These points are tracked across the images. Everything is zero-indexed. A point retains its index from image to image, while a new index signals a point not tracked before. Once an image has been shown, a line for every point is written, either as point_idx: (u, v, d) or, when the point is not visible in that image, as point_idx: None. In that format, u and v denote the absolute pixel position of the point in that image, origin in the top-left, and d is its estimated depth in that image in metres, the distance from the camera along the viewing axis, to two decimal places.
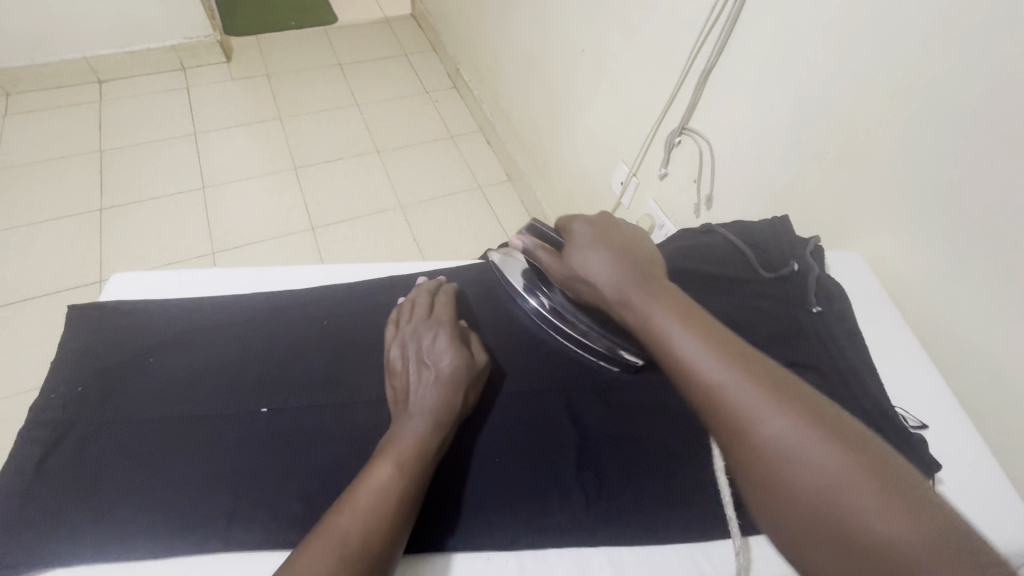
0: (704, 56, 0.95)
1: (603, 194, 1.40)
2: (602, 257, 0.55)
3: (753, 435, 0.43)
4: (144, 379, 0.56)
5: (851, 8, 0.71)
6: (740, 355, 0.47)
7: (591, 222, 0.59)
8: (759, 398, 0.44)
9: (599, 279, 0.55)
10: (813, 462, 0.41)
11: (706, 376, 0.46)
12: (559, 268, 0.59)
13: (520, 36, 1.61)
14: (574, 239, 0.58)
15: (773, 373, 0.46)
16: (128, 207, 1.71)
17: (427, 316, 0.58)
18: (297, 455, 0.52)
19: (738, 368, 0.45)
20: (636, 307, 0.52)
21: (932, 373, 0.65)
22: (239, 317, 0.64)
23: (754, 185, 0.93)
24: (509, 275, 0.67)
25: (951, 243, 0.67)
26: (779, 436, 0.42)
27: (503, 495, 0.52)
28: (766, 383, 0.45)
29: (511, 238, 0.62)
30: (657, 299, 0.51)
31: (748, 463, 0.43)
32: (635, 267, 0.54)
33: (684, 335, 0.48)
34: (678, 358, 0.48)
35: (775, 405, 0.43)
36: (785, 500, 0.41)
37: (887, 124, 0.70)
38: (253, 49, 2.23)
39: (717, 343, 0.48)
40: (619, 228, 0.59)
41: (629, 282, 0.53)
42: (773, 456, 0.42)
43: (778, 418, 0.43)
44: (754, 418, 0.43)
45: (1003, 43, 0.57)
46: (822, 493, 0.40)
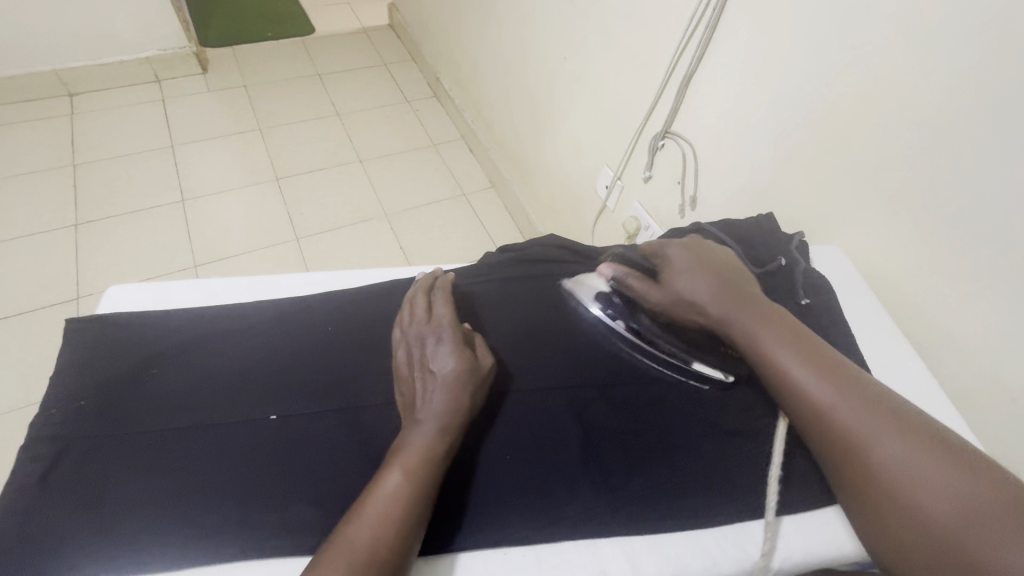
0: (684, 62, 0.98)
1: (588, 198, 1.42)
2: (702, 283, 0.58)
3: (867, 456, 0.48)
4: (146, 390, 0.56)
5: (822, 15, 0.75)
6: (853, 382, 0.51)
7: (683, 246, 0.61)
8: (874, 423, 0.48)
9: (705, 306, 0.57)
10: (930, 486, 0.45)
11: (821, 401, 0.51)
12: (656, 293, 0.59)
13: (500, 45, 1.63)
14: (670, 265, 0.60)
15: (892, 401, 0.50)
16: (104, 222, 1.67)
17: (428, 320, 0.58)
18: (308, 459, 0.52)
19: (855, 396, 0.50)
20: (743, 333, 0.56)
21: (913, 359, 0.69)
22: (239, 326, 0.63)
23: (737, 186, 0.97)
24: (582, 298, 0.65)
25: (927, 234, 0.70)
26: (894, 459, 0.47)
27: (513, 491, 0.53)
28: (881, 409, 0.49)
29: (601, 267, 0.62)
30: (763, 327, 0.55)
31: (863, 482, 0.48)
32: (738, 296, 0.57)
33: (796, 364, 0.53)
34: (791, 385, 0.52)
35: (892, 433, 0.48)
36: (898, 518, 0.46)
37: (859, 124, 0.74)
38: (230, 60, 2.21)
39: (831, 371, 0.52)
40: (712, 251, 0.61)
41: (733, 311, 0.57)
42: (887, 476, 0.47)
43: (896, 444, 0.47)
44: (868, 441, 0.48)
45: (963, 45, 0.61)
46: (939, 516, 0.44)
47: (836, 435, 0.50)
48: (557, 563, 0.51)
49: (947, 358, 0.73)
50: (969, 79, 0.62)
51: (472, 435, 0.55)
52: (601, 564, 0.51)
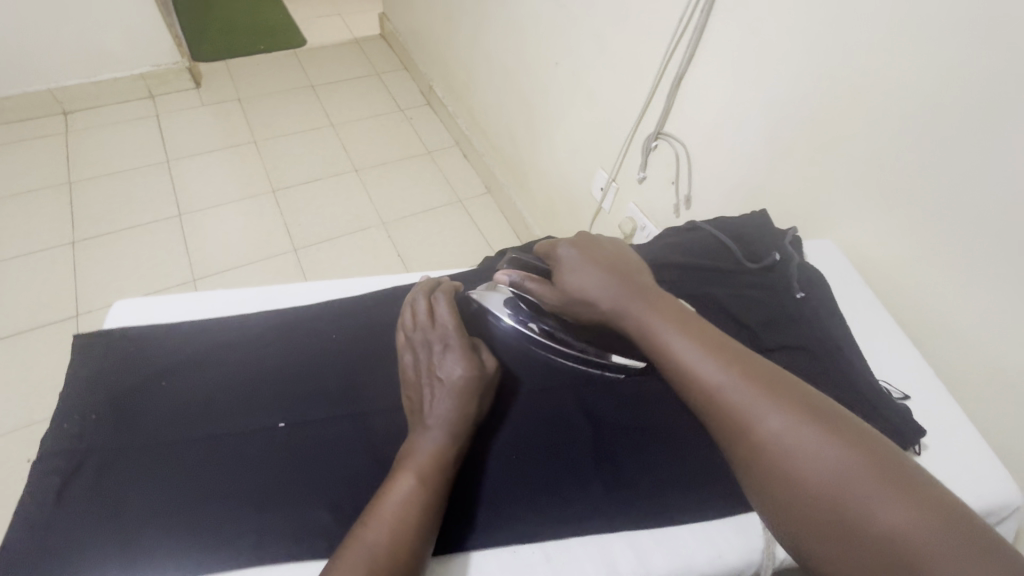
0: (676, 63, 1.00)
1: (583, 201, 1.44)
2: (594, 276, 0.59)
3: (753, 432, 0.49)
4: (157, 402, 0.56)
5: (809, 14, 0.77)
6: (735, 360, 0.52)
7: (572, 243, 0.62)
8: (760, 400, 0.49)
9: (599, 299, 0.58)
10: (814, 456, 0.46)
11: (707, 381, 0.52)
12: (552, 295, 0.60)
13: (492, 52, 1.65)
14: (562, 263, 0.61)
15: (772, 375, 0.51)
16: (102, 238, 1.67)
17: (432, 324, 0.58)
18: (320, 465, 0.53)
19: (736, 372, 0.51)
20: (636, 320, 0.57)
21: (909, 348, 0.70)
22: (246, 336, 0.64)
23: (730, 184, 0.98)
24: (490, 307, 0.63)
25: (919, 224, 0.72)
26: (782, 433, 0.48)
27: (523, 489, 0.54)
28: (764, 384, 0.50)
29: (498, 274, 0.63)
30: (656, 313, 0.56)
31: (754, 461, 0.49)
32: (630, 284, 0.59)
33: (687, 348, 0.53)
34: (685, 371, 0.53)
35: (770, 406, 0.49)
36: (788, 492, 0.47)
37: (849, 120, 0.76)
38: (223, 74, 2.23)
39: (719, 353, 0.53)
40: (600, 246, 0.62)
41: (624, 301, 0.57)
42: (776, 453, 0.48)
43: (776, 416, 0.48)
44: (758, 420, 0.49)
45: (947, 41, 0.63)
46: (823, 485, 0.45)
47: (729, 417, 0.50)
48: (567, 560, 0.51)
49: (942, 346, 0.74)
50: (957, 72, 0.63)
51: (482, 437, 0.57)
52: (611, 560, 0.52)
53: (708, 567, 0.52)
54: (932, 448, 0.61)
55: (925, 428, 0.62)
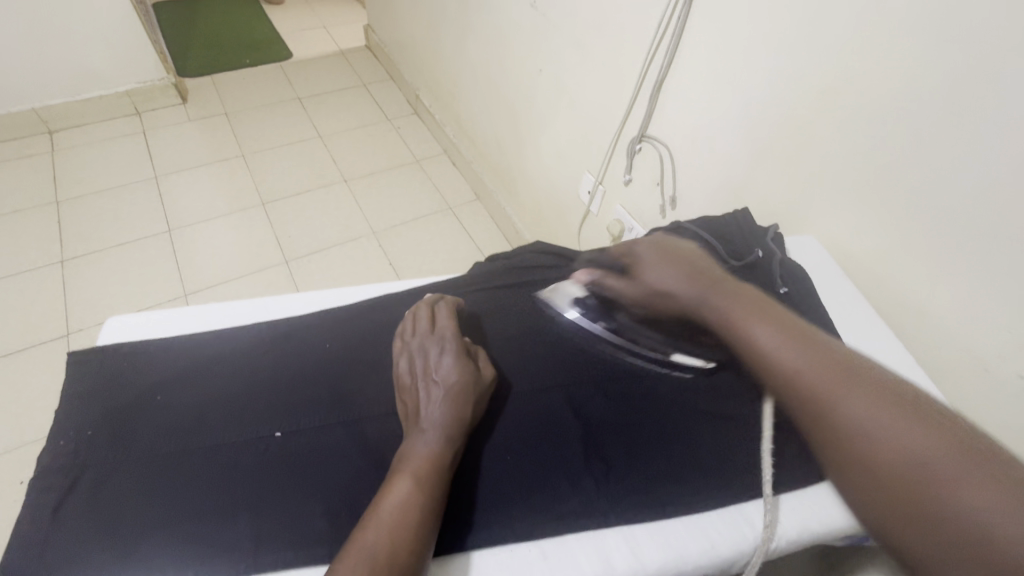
0: (655, 68, 1.02)
1: (571, 204, 1.46)
2: (672, 271, 0.59)
3: (835, 418, 0.48)
4: (152, 416, 0.57)
5: (781, 18, 0.79)
6: (821, 351, 0.51)
7: (651, 240, 0.63)
8: (841, 384, 0.49)
9: (679, 292, 0.58)
10: (900, 442, 0.44)
11: (788, 369, 0.51)
12: (632, 290, 0.61)
13: (477, 61, 1.67)
14: (639, 259, 0.62)
15: (861, 365, 0.50)
16: (91, 256, 1.67)
17: (431, 331, 0.60)
18: (315, 473, 0.54)
19: (820, 361, 0.50)
20: (714, 311, 0.56)
21: (889, 338, 0.72)
22: (239, 348, 0.65)
23: (713, 183, 1.00)
24: (561, 307, 0.67)
25: (895, 216, 0.74)
26: (863, 416, 0.47)
27: (518, 488, 0.55)
28: (848, 370, 0.49)
29: (577, 274, 0.65)
30: (737, 304, 0.56)
31: (836, 444, 0.48)
32: (709, 278, 0.58)
33: (767, 336, 0.53)
34: (762, 357, 0.53)
35: (856, 395, 0.48)
36: (872, 474, 0.46)
37: (824, 118, 0.78)
38: (209, 89, 2.23)
39: (801, 342, 0.52)
40: (677, 244, 0.62)
41: (702, 292, 0.57)
42: (858, 435, 0.47)
43: (860, 404, 0.47)
44: (837, 403, 0.48)
45: (910, 42, 0.66)
46: (908, 466, 0.44)
47: (807, 399, 0.50)
48: (563, 557, 0.53)
49: (922, 335, 0.76)
50: (923, 70, 0.66)
51: (475, 440, 0.57)
52: (606, 555, 0.53)
53: (701, 558, 0.53)
54: None
55: None
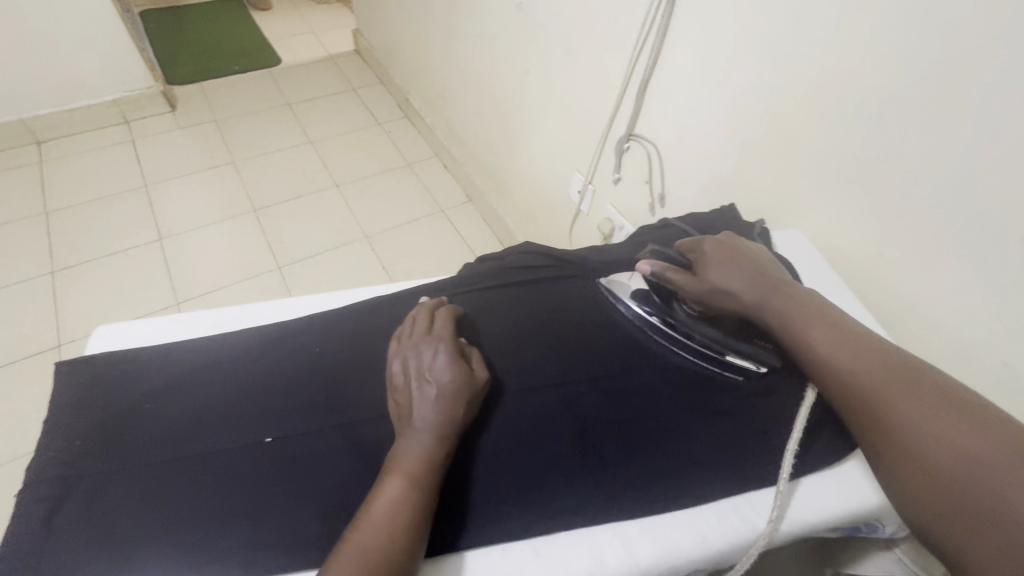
0: (641, 67, 1.03)
1: (561, 204, 1.46)
2: (736, 272, 0.62)
3: (882, 417, 0.50)
4: (143, 424, 0.57)
5: (763, 16, 0.80)
6: (872, 353, 0.53)
7: (716, 241, 0.66)
8: (896, 386, 0.50)
9: (741, 291, 0.61)
10: (941, 441, 0.46)
11: (842, 370, 0.54)
12: (693, 285, 0.63)
13: (466, 63, 1.68)
14: (705, 259, 0.65)
15: (923, 367, 0.51)
16: (81, 267, 1.66)
17: (427, 332, 0.60)
18: (308, 477, 0.54)
19: (870, 364, 0.53)
20: (775, 313, 0.59)
21: (876, 330, 0.73)
22: (229, 354, 0.64)
23: (701, 180, 1.01)
24: (620, 296, 0.68)
25: (880, 208, 0.75)
26: (916, 417, 0.48)
27: (512, 486, 0.55)
28: (905, 371, 0.51)
29: (641, 262, 0.65)
30: (799, 307, 0.58)
31: (886, 443, 0.50)
32: (771, 281, 0.62)
33: (822, 339, 0.56)
34: (819, 360, 0.56)
35: (904, 396, 0.50)
36: (920, 472, 0.47)
37: (808, 114, 0.79)
38: (198, 96, 2.22)
39: (862, 345, 0.54)
40: (741, 246, 0.66)
41: (766, 295, 0.60)
42: (909, 434, 0.48)
43: (906, 404, 0.49)
44: (890, 403, 0.50)
45: (889, 38, 0.67)
46: (947, 463, 0.45)
47: (861, 401, 0.52)
48: (556, 554, 0.53)
49: (908, 325, 0.77)
50: (902, 65, 0.67)
51: (468, 440, 0.57)
52: (598, 551, 0.53)
53: (693, 551, 0.54)
54: None
55: None
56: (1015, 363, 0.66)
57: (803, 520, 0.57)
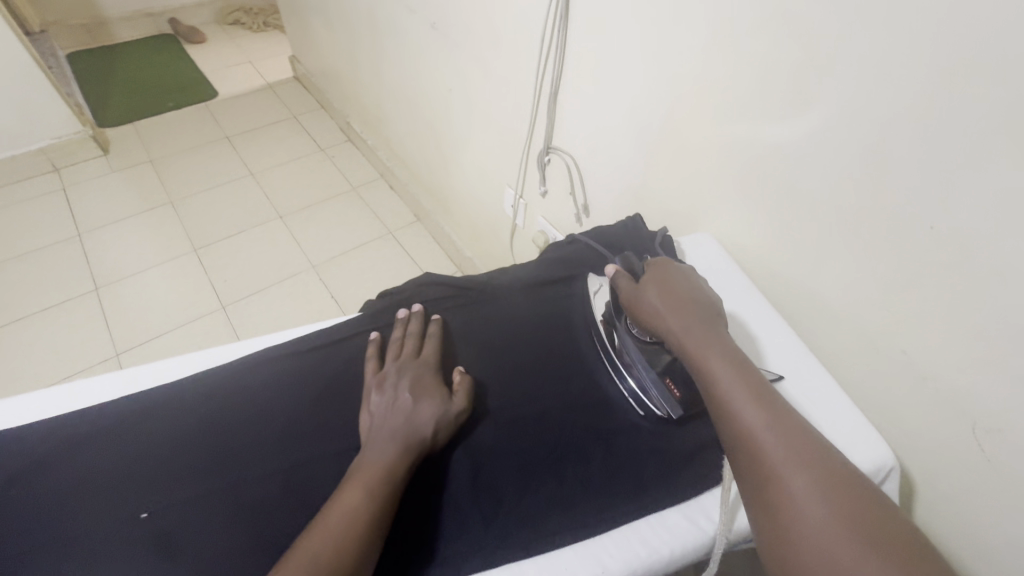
0: (549, 80, 1.02)
1: (500, 220, 1.45)
2: (665, 300, 0.61)
3: (778, 479, 0.48)
4: (10, 513, 0.54)
5: (647, 26, 0.80)
6: (777, 409, 0.52)
7: (665, 264, 0.65)
8: (793, 456, 0.48)
9: (666, 316, 0.60)
10: (830, 520, 0.45)
11: (745, 420, 0.52)
12: (632, 300, 0.64)
13: (395, 84, 1.65)
14: (650, 278, 0.64)
15: (812, 435, 0.50)
16: (12, 326, 1.59)
17: (414, 357, 0.63)
18: (185, 549, 0.52)
19: (775, 422, 0.51)
20: (690, 350, 0.58)
21: (782, 329, 0.74)
22: (104, 425, 0.60)
23: (616, 188, 1.01)
24: (595, 303, 0.70)
25: (775, 208, 0.76)
26: (804, 491, 0.46)
27: (405, 534, 0.53)
28: (798, 436, 0.50)
29: (607, 265, 0.68)
30: (716, 349, 0.57)
31: (769, 508, 0.48)
32: (697, 312, 0.60)
33: (732, 385, 0.54)
34: (724, 404, 0.53)
35: (800, 464, 0.48)
36: (792, 541, 0.45)
37: (701, 119, 0.80)
38: (131, 137, 2.16)
39: (765, 400, 0.53)
40: (688, 276, 0.64)
41: (687, 324, 0.59)
42: (794, 505, 0.46)
43: (803, 474, 0.47)
44: (783, 471, 0.48)
45: (757, 41, 0.68)
46: (831, 542, 0.44)
47: (755, 455, 0.50)
48: None
49: (814, 320, 0.78)
50: (772, 68, 0.68)
51: (433, 464, 0.58)
52: None
53: None
54: None
55: (796, 406, 0.66)
56: (913, 352, 0.67)
57: (737, 531, 0.57)
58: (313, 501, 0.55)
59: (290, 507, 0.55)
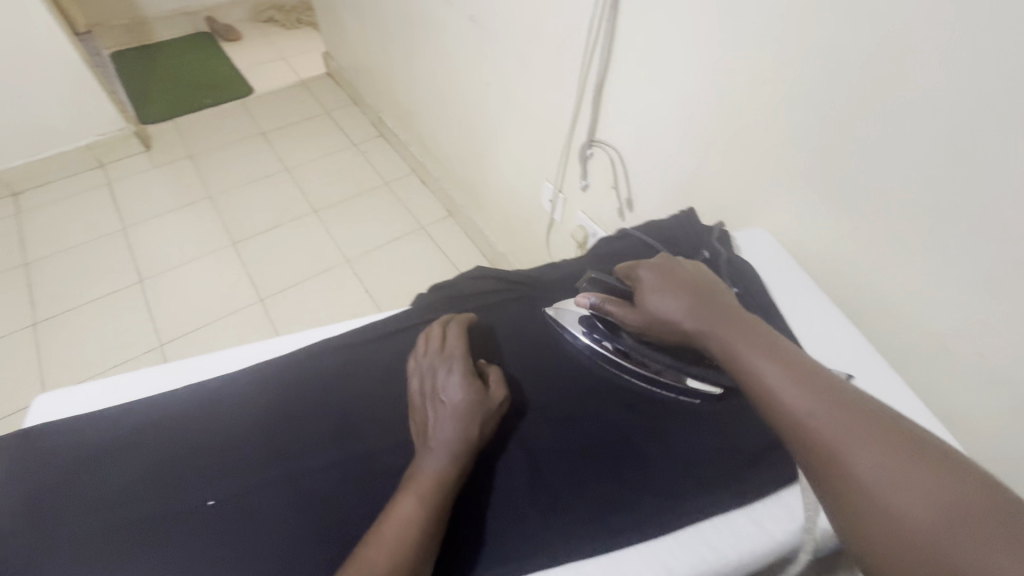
0: (594, 71, 1.00)
1: (536, 214, 1.44)
2: (676, 297, 0.58)
3: (843, 462, 0.43)
4: (80, 496, 0.55)
5: (701, 16, 0.78)
6: (822, 383, 0.47)
7: (651, 265, 0.62)
8: (852, 430, 0.43)
9: (680, 318, 0.57)
10: (916, 494, 0.40)
11: (789, 402, 0.47)
12: (632, 317, 0.60)
13: (430, 78, 1.65)
14: (642, 284, 0.61)
15: (867, 404, 0.45)
16: (63, 316, 1.65)
17: (442, 350, 0.60)
18: (251, 537, 0.52)
19: (823, 396, 0.46)
20: (717, 338, 0.54)
21: (847, 329, 0.71)
22: (172, 413, 0.62)
23: (663, 182, 0.98)
24: (569, 326, 0.67)
25: (839, 203, 0.73)
26: (875, 468, 0.41)
27: (466, 530, 0.53)
28: (852, 408, 0.45)
29: (578, 297, 0.64)
30: (740, 333, 0.53)
31: (841, 498, 0.42)
32: (708, 301, 0.57)
33: (768, 366, 0.50)
34: (764, 388, 0.49)
35: (864, 437, 0.43)
36: (879, 530, 0.40)
37: (758, 111, 0.77)
38: (172, 133, 2.22)
39: (808, 377, 0.48)
40: (684, 267, 0.62)
41: (703, 317, 0.56)
42: (870, 487, 0.41)
43: (871, 448, 0.42)
44: (846, 450, 0.43)
45: (823, 28, 0.65)
46: (924, 521, 0.38)
47: (811, 440, 0.45)
48: None
49: (880, 320, 0.74)
50: (840, 57, 0.65)
51: (485, 454, 0.58)
52: None
53: None
54: None
55: None
56: (991, 354, 0.63)
57: (815, 539, 0.54)
58: (369, 495, 0.55)
59: (348, 501, 0.55)
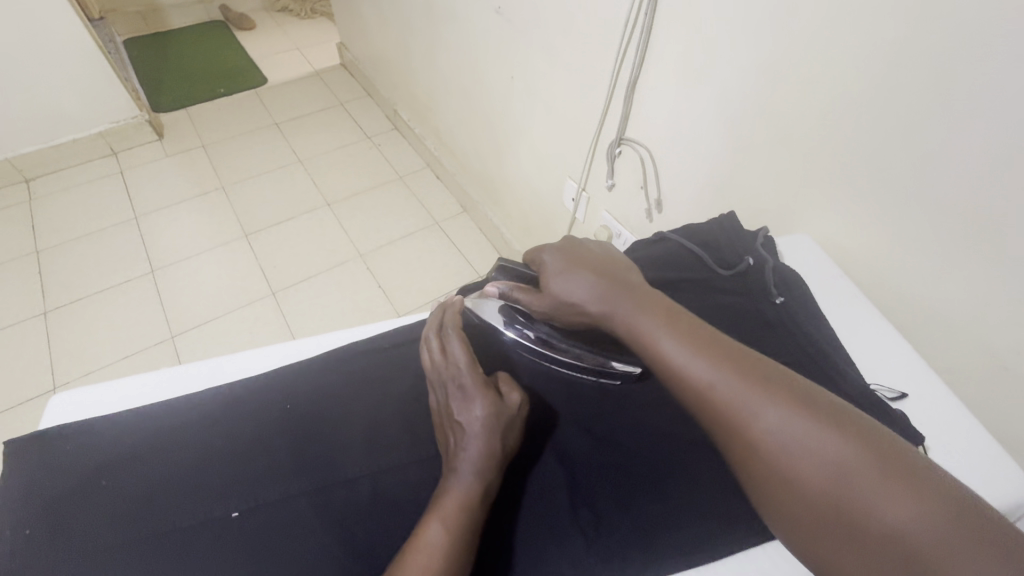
0: (629, 66, 0.96)
1: (557, 213, 1.41)
2: (579, 279, 0.57)
3: (750, 430, 0.45)
4: (100, 504, 0.53)
5: (749, 10, 0.73)
6: (724, 352, 0.49)
7: (557, 249, 0.61)
8: (751, 396, 0.45)
9: (585, 303, 0.57)
10: (813, 450, 0.43)
11: (696, 376, 0.48)
12: (540, 302, 0.60)
13: (450, 70, 1.61)
14: (546, 271, 0.59)
15: (761, 366, 0.48)
16: (74, 305, 1.63)
17: (447, 361, 0.56)
18: (277, 553, 0.50)
19: (725, 367, 0.47)
20: (625, 318, 0.55)
21: (899, 343, 0.67)
22: (194, 417, 0.60)
23: (697, 184, 0.95)
24: (489, 317, 0.65)
25: (892, 213, 0.68)
26: (778, 430, 0.44)
27: (505, 549, 0.51)
28: (750, 374, 0.47)
29: (486, 285, 0.63)
30: (644, 309, 0.54)
31: (751, 463, 0.45)
32: (614, 281, 0.57)
33: (673, 340, 0.51)
34: (671, 364, 0.50)
35: (765, 401, 0.45)
36: (785, 489, 0.43)
37: (806, 113, 0.72)
38: (185, 122, 2.19)
39: (704, 346, 0.50)
40: (588, 248, 0.61)
41: (610, 299, 0.56)
42: (773, 450, 0.44)
43: (772, 411, 0.44)
44: (750, 419, 0.45)
45: (887, 26, 0.60)
46: (821, 475, 0.42)
47: (719, 411, 0.46)
48: None
49: (932, 334, 0.71)
50: (904, 59, 0.60)
51: (517, 471, 0.56)
52: None
53: None
54: (936, 451, 0.58)
55: (923, 431, 0.59)
56: None
57: None
58: (400, 511, 0.52)
59: (377, 516, 0.52)
